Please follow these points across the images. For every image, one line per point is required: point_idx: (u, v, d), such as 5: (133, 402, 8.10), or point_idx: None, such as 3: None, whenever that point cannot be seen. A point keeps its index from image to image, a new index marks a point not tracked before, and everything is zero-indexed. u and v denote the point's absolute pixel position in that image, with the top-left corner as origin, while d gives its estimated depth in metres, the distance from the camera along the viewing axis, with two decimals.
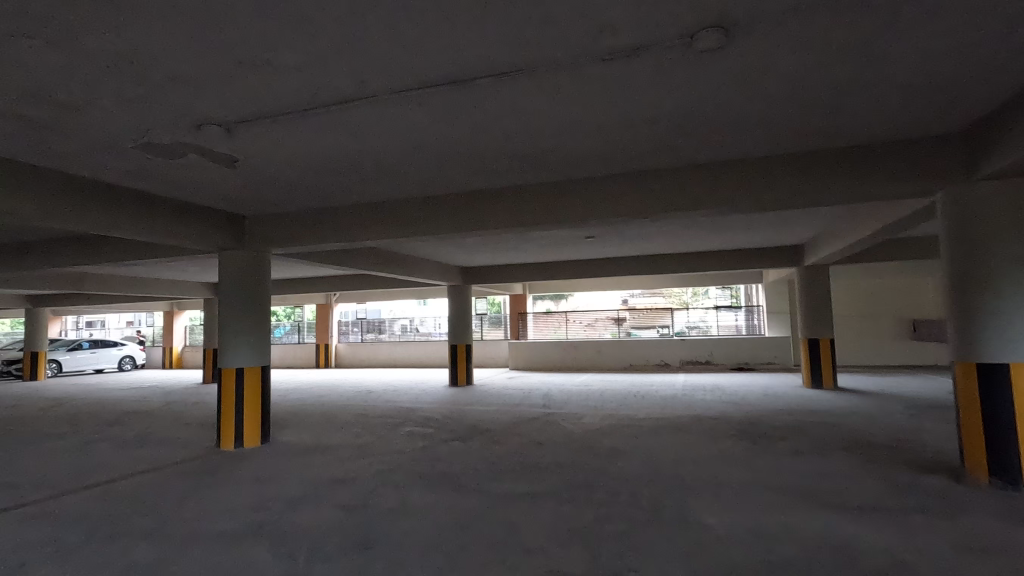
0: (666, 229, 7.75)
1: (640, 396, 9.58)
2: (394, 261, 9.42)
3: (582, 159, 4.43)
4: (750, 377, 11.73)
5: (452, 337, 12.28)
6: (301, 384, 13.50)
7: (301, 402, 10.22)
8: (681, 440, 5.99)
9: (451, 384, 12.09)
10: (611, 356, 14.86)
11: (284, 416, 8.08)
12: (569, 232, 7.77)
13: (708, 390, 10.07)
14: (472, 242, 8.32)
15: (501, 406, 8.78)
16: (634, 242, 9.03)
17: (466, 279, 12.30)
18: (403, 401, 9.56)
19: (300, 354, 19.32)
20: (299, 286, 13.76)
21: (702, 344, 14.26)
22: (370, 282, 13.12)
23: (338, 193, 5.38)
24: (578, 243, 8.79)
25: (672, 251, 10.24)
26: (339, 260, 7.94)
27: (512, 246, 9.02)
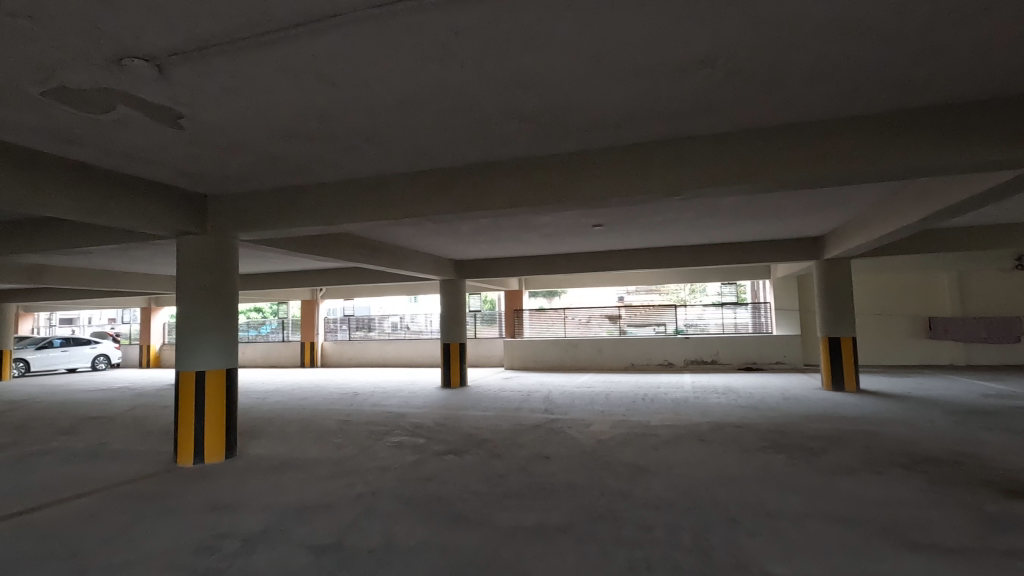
0: (682, 216, 7.02)
1: (649, 400, 8.85)
2: (382, 252, 8.60)
3: (605, 120, 3.68)
4: (762, 378, 11.05)
5: (444, 335, 11.49)
6: (283, 386, 12.65)
7: (280, 406, 9.37)
8: (708, 452, 5.26)
9: (443, 385, 11.30)
10: (613, 355, 14.14)
11: (258, 424, 7.26)
12: (576, 220, 7.01)
13: (721, 393, 9.35)
14: (467, 230, 7.54)
15: (499, 411, 8.03)
16: (644, 232, 8.28)
17: (460, 274, 11.51)
18: (393, 406, 8.76)
19: (284, 353, 18.43)
20: (282, 281, 12.90)
21: (707, 343, 13.57)
22: (357, 276, 12.28)
23: (313, 166, 4.59)
24: (584, 232, 8.04)
25: (683, 243, 9.51)
26: (320, 249, 7.11)
27: (511, 236, 8.27)
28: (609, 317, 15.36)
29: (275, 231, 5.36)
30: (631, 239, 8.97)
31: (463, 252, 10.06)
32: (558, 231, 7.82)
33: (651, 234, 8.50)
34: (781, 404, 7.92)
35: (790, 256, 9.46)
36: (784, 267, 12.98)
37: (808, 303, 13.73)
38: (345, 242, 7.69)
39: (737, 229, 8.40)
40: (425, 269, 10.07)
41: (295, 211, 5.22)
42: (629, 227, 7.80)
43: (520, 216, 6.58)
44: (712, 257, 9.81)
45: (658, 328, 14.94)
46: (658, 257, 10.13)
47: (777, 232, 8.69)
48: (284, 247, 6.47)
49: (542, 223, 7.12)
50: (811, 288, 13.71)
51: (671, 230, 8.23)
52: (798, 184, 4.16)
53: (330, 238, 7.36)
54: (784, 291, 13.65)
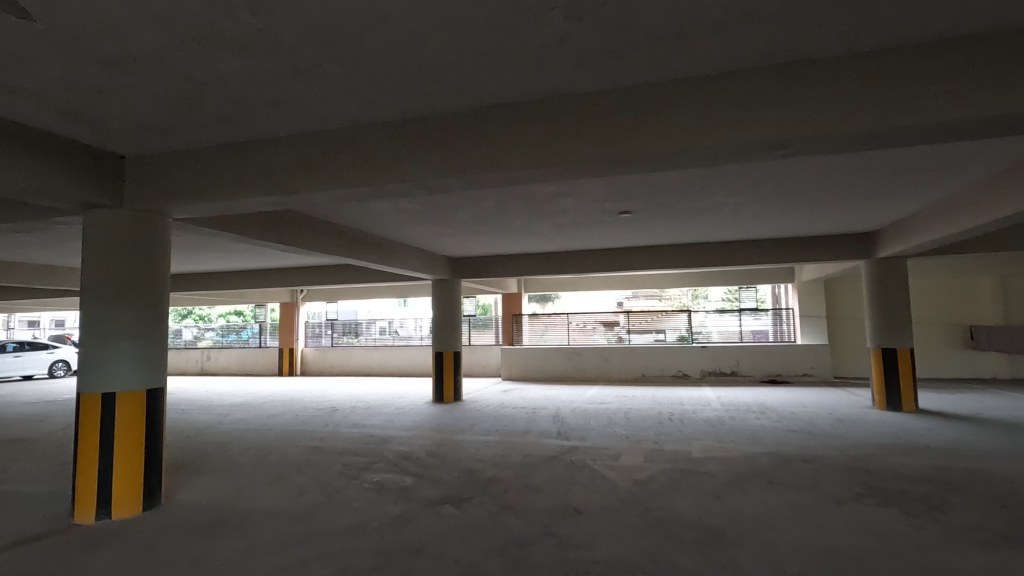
0: (730, 199, 5.78)
1: (677, 420, 7.57)
2: (364, 244, 7.25)
3: (691, 16, 2.41)
4: (794, 393, 9.84)
5: (437, 342, 10.13)
6: (255, 397, 11.24)
7: (244, 425, 7.96)
8: (790, 504, 3.97)
9: (435, 400, 9.93)
10: (621, 366, 12.88)
11: (205, 453, 5.87)
12: (600, 203, 5.76)
13: (758, 411, 8.08)
14: (468, 216, 6.26)
15: (503, 435, 6.69)
16: (674, 223, 7.03)
17: (455, 272, 10.18)
18: (377, 426, 7.42)
19: (260, 359, 16.95)
20: (255, 280, 11.49)
21: (726, 352, 12.31)
22: (339, 275, 10.91)
23: (258, 108, 3.28)
24: (605, 222, 6.78)
25: (713, 237, 8.28)
26: (286, 238, 5.75)
27: (519, 226, 7.00)
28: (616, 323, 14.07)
29: (215, 204, 4.01)
30: (656, 232, 7.71)
31: (459, 246, 8.76)
32: (575, 219, 6.57)
33: (682, 226, 7.28)
34: (838, 429, 6.67)
35: (836, 254, 8.24)
36: (812, 269, 11.76)
37: (836, 309, 12.48)
38: (318, 230, 6.33)
39: (783, 221, 7.17)
40: (415, 265, 8.74)
41: (239, 175, 3.86)
42: (660, 216, 6.56)
43: (534, 196, 5.30)
44: (743, 254, 8.63)
45: (660, 335, 13.74)
46: (682, 255, 8.91)
47: (826, 225, 7.49)
48: (236, 231, 5.10)
49: (560, 206, 5.84)
50: (839, 293, 12.48)
51: (706, 221, 7.02)
52: (953, 133, 2.91)
53: (299, 224, 5.99)
54: (811, 296, 12.39)
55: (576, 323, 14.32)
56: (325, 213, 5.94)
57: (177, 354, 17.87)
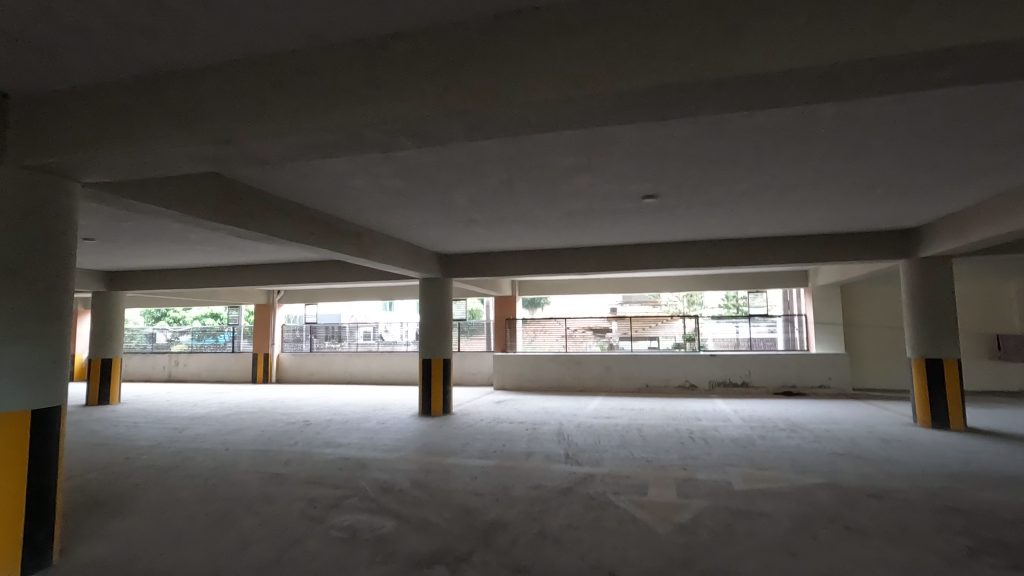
0: (776, 180, 4.87)
1: (700, 440, 6.61)
2: (337, 233, 6.21)
3: None
4: (818, 408, 8.94)
5: (424, 348, 9.08)
6: (221, 409, 10.11)
7: (199, 442, 6.86)
8: (892, 565, 3.03)
9: (422, 414, 8.88)
10: (623, 375, 11.94)
11: (139, 485, 4.79)
12: (622, 182, 4.80)
13: (788, 428, 7.17)
14: (464, 198, 5.28)
15: (503, 458, 5.68)
16: (701, 214, 6.12)
17: (445, 271, 9.18)
18: (354, 445, 6.38)
19: (234, 365, 15.80)
20: (224, 278, 10.42)
21: (737, 361, 11.43)
22: (317, 273, 9.85)
23: (174, 7, 2.26)
24: (622, 211, 5.84)
25: (736, 233, 7.40)
26: (234, 217, 4.70)
27: (523, 215, 6.05)
28: (610, 329, 13.09)
29: (123, 158, 2.98)
30: (676, 225, 6.79)
31: (452, 240, 7.77)
32: (589, 206, 5.63)
33: (706, 218, 6.38)
34: (890, 452, 5.78)
35: (873, 253, 7.39)
36: (831, 272, 10.94)
37: (852, 315, 11.62)
38: (279, 213, 5.27)
39: (821, 214, 6.29)
40: (400, 260, 7.73)
41: (155, 117, 2.82)
42: (687, 203, 5.64)
43: (546, 167, 4.34)
44: (769, 252, 7.75)
45: (654, 343, 12.91)
46: (699, 253, 8.02)
47: (869, 218, 6.62)
48: (159, 202, 4.04)
49: (576, 185, 4.87)
50: (857, 297, 11.63)
51: (736, 212, 6.12)
52: None
53: (253, 202, 4.94)
54: (826, 301, 11.56)
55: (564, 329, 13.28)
56: (291, 190, 4.91)
57: (143, 359, 16.63)
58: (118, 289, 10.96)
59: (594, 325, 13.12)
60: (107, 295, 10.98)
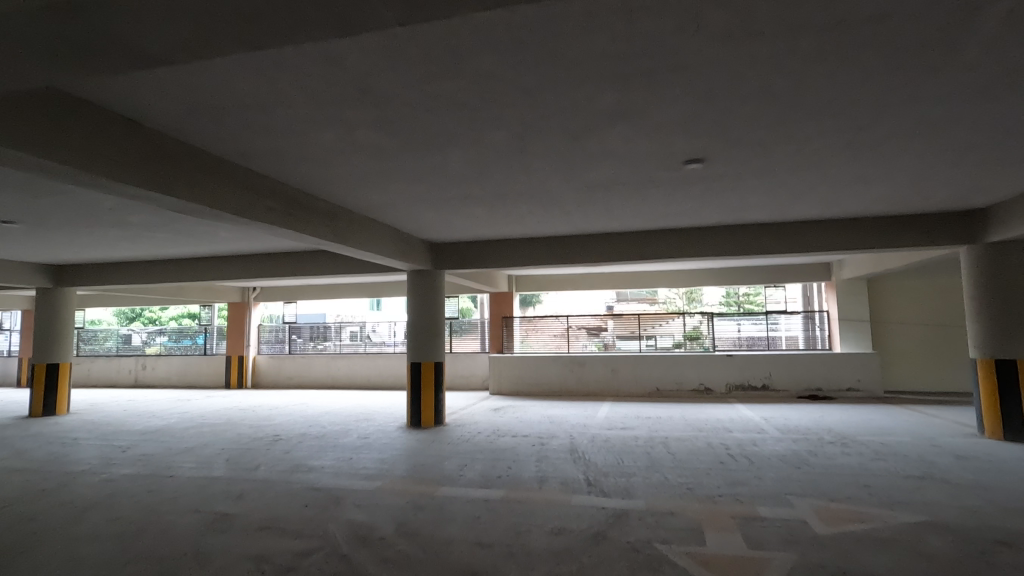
0: (857, 139, 3.84)
1: (740, 457, 5.58)
2: (304, 211, 5.06)
3: None
4: (857, 414, 7.96)
5: (414, 351, 7.95)
6: (182, 419, 8.94)
7: (142, 465, 5.70)
8: None
9: (412, 425, 7.75)
10: (630, 378, 10.92)
11: (39, 535, 3.66)
12: (666, 138, 3.74)
13: (837, 441, 6.16)
14: (461, 162, 4.20)
15: (511, 487, 4.60)
16: (747, 188, 5.09)
17: (436, 262, 8.07)
18: (328, 469, 5.26)
19: (206, 369, 14.60)
20: (186, 271, 9.25)
21: (756, 362, 10.45)
22: (291, 265, 8.71)
23: None
24: (654, 182, 4.78)
25: (774, 216, 6.39)
26: (151, 177, 3.52)
27: (532, 189, 4.97)
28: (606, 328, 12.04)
29: None
30: (709, 205, 5.76)
31: (445, 225, 6.68)
32: (615, 175, 4.56)
33: (748, 195, 5.35)
34: (977, 473, 4.79)
35: (931, 239, 6.41)
36: (861, 263, 9.97)
37: (880, 311, 10.68)
38: (222, 179, 4.10)
39: (885, 191, 5.28)
40: (384, 249, 6.59)
41: None
42: (735, 173, 4.59)
43: (573, 110, 3.27)
44: (809, 239, 6.75)
45: (653, 342, 11.82)
46: (728, 239, 6.99)
47: (937, 197, 5.64)
48: (46, 152, 2.91)
49: (608, 142, 3.80)
50: (884, 292, 10.69)
51: (786, 188, 5.10)
52: None
53: (186, 158, 3.77)
54: (851, 296, 10.61)
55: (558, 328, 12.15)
56: (240, 147, 3.79)
57: (109, 363, 15.41)
58: (69, 285, 9.77)
59: (587, 324, 12.01)
60: (55, 292, 9.78)
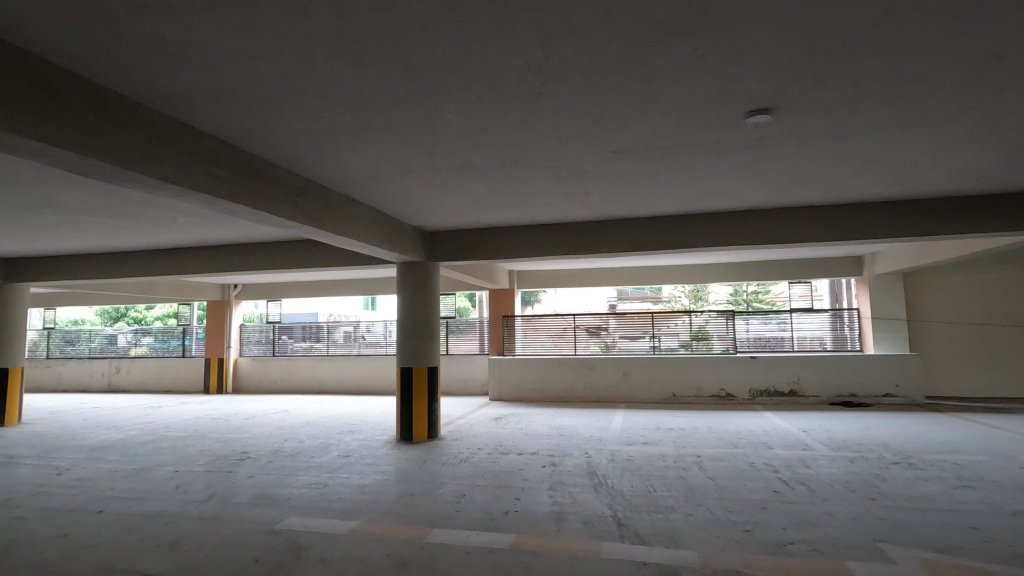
0: (983, 78, 2.92)
1: (795, 482, 4.64)
2: (264, 184, 4.08)
3: None
4: (906, 425, 7.02)
5: (405, 354, 6.95)
6: (145, 431, 7.95)
7: (72, 495, 4.71)
8: None
9: (404, 440, 6.76)
10: (643, 383, 9.98)
11: None
12: (733, 74, 2.79)
13: (903, 461, 5.22)
14: (457, 111, 3.24)
15: (523, 530, 3.63)
16: (809, 157, 4.15)
17: (429, 253, 7.10)
18: (294, 503, 4.28)
19: (184, 372, 13.59)
20: (150, 265, 8.25)
21: (782, 365, 9.50)
22: (267, 257, 7.72)
23: None
24: (699, 145, 3.82)
25: (825, 196, 5.44)
26: (13, 117, 2.48)
27: (545, 155, 4.01)
28: (606, 327, 11.01)
29: None
30: (755, 180, 4.82)
31: (440, 207, 5.72)
32: (653, 133, 3.60)
33: (806, 167, 4.40)
34: None
35: (1008, 223, 5.48)
36: (899, 255, 9.03)
37: (918, 310, 9.77)
38: (136, 131, 3.07)
39: (973, 162, 4.34)
40: (369, 236, 5.60)
41: None
42: (804, 133, 3.64)
43: (617, 18, 2.31)
44: (862, 224, 5.82)
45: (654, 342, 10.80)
46: (767, 226, 6.05)
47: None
48: None
49: (654, 80, 2.86)
50: (923, 289, 9.77)
51: (856, 156, 4.15)
52: None
53: (88, 101, 2.80)
54: (885, 292, 9.68)
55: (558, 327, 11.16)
56: (163, 86, 2.84)
57: (81, 366, 14.40)
58: (21, 280, 8.77)
59: (585, 324, 11.02)
60: (6, 287, 8.79)
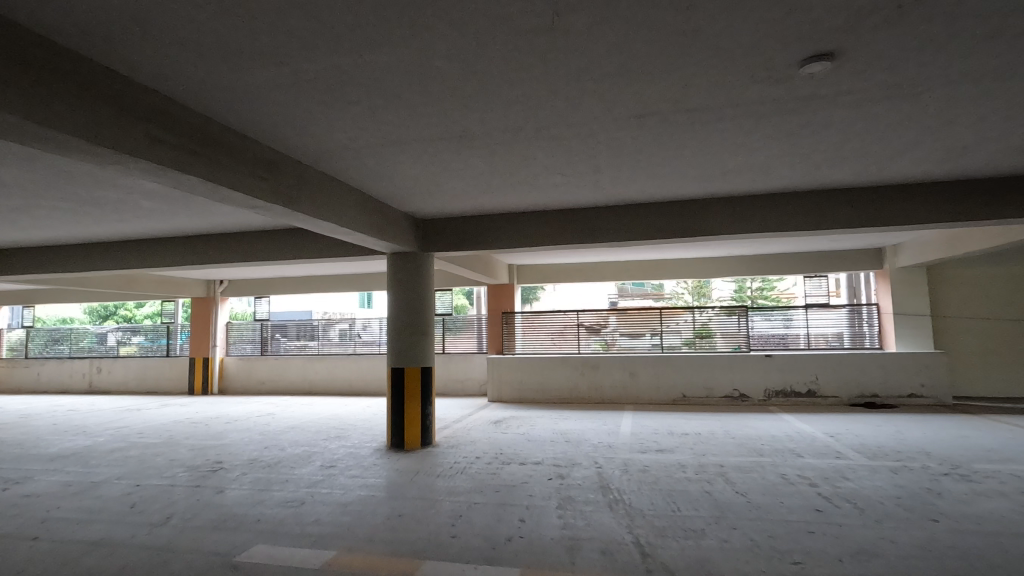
0: None
1: (837, 498, 4.08)
2: (227, 155, 3.49)
3: None
4: (942, 428, 6.46)
5: (397, 354, 6.35)
6: (116, 436, 7.35)
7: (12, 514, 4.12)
8: None
9: (396, 448, 6.17)
10: (651, 384, 9.41)
11: None
12: (798, 1, 2.21)
13: (953, 472, 4.66)
14: (451, 57, 2.65)
15: (532, 564, 3.04)
16: (861, 124, 3.58)
17: (422, 243, 6.50)
18: (264, 527, 3.69)
19: (167, 373, 12.98)
20: (122, 258, 7.63)
21: (799, 364, 8.94)
22: (247, 248, 7.12)
23: None
24: (737, 106, 3.25)
25: (865, 176, 4.87)
26: None
27: (556, 120, 3.43)
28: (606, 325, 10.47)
29: None
30: (790, 156, 4.25)
31: (434, 190, 5.13)
32: (685, 89, 3.03)
33: (855, 137, 3.82)
34: None
35: None
36: (923, 246, 8.48)
37: (942, 305, 9.23)
38: (50, 77, 2.46)
39: None
40: (354, 222, 5.01)
41: None
42: (862, 90, 3.08)
43: None
44: (900, 208, 5.26)
45: (659, 339, 10.26)
46: (794, 210, 5.48)
47: None
48: None
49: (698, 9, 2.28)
50: (948, 284, 9.22)
51: (915, 123, 3.57)
52: None
53: None
54: (908, 287, 9.13)
55: (557, 324, 10.58)
56: (81, 16, 2.25)
57: (60, 366, 13.78)
58: None
59: (584, 321, 10.46)
60: None
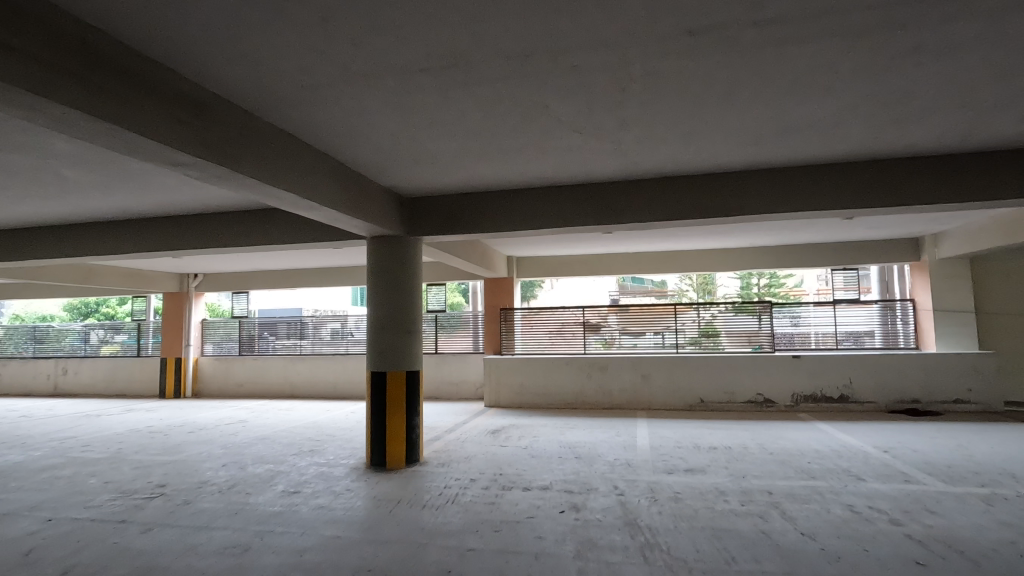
0: None
1: (935, 542, 3.17)
2: (129, 87, 2.55)
3: None
4: (1011, 442, 5.58)
5: (378, 357, 5.41)
6: (57, 449, 6.40)
7: None
8: None
9: (377, 466, 5.26)
10: (663, 387, 8.52)
11: None
12: None
13: None
14: None
15: None
16: (986, 49, 2.67)
17: (407, 226, 5.56)
18: None
19: (138, 374, 12.00)
20: (67, 245, 6.66)
21: (830, 365, 8.05)
22: (207, 232, 6.16)
23: None
24: (836, 14, 2.33)
25: (949, 137, 3.96)
26: None
27: (579, 38, 2.51)
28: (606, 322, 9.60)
29: None
30: (871, 106, 3.34)
31: (419, 156, 4.19)
32: None
33: (967, 73, 2.92)
34: None
35: None
36: (969, 234, 7.60)
37: (985, 300, 8.37)
38: None
39: None
40: (320, 194, 4.06)
41: None
42: None
43: None
44: (980, 180, 4.36)
45: (666, 336, 9.32)
46: (852, 184, 4.57)
47: None
48: None
49: None
50: (992, 277, 8.36)
51: None
52: None
53: None
54: (948, 281, 8.26)
55: (558, 321, 9.66)
56: None
57: (23, 366, 12.80)
58: None
59: (587, 318, 9.56)
60: None
